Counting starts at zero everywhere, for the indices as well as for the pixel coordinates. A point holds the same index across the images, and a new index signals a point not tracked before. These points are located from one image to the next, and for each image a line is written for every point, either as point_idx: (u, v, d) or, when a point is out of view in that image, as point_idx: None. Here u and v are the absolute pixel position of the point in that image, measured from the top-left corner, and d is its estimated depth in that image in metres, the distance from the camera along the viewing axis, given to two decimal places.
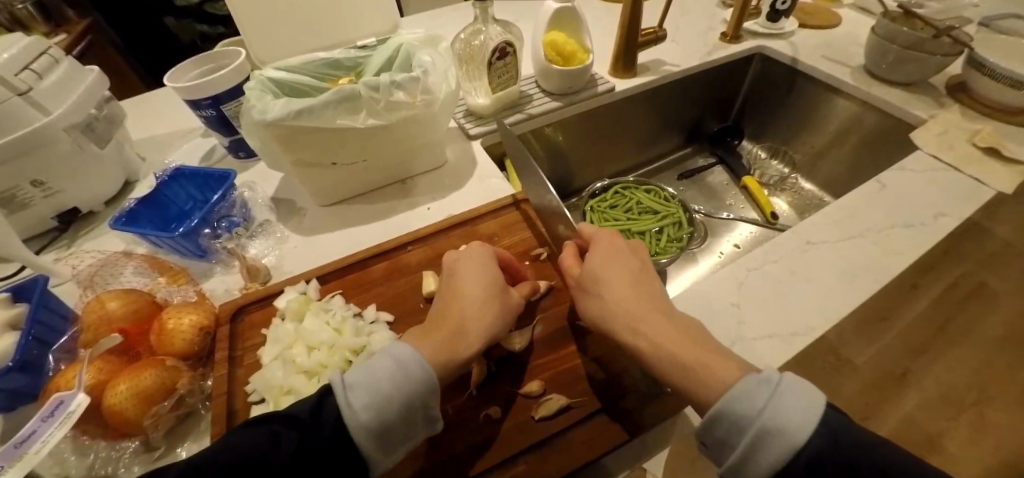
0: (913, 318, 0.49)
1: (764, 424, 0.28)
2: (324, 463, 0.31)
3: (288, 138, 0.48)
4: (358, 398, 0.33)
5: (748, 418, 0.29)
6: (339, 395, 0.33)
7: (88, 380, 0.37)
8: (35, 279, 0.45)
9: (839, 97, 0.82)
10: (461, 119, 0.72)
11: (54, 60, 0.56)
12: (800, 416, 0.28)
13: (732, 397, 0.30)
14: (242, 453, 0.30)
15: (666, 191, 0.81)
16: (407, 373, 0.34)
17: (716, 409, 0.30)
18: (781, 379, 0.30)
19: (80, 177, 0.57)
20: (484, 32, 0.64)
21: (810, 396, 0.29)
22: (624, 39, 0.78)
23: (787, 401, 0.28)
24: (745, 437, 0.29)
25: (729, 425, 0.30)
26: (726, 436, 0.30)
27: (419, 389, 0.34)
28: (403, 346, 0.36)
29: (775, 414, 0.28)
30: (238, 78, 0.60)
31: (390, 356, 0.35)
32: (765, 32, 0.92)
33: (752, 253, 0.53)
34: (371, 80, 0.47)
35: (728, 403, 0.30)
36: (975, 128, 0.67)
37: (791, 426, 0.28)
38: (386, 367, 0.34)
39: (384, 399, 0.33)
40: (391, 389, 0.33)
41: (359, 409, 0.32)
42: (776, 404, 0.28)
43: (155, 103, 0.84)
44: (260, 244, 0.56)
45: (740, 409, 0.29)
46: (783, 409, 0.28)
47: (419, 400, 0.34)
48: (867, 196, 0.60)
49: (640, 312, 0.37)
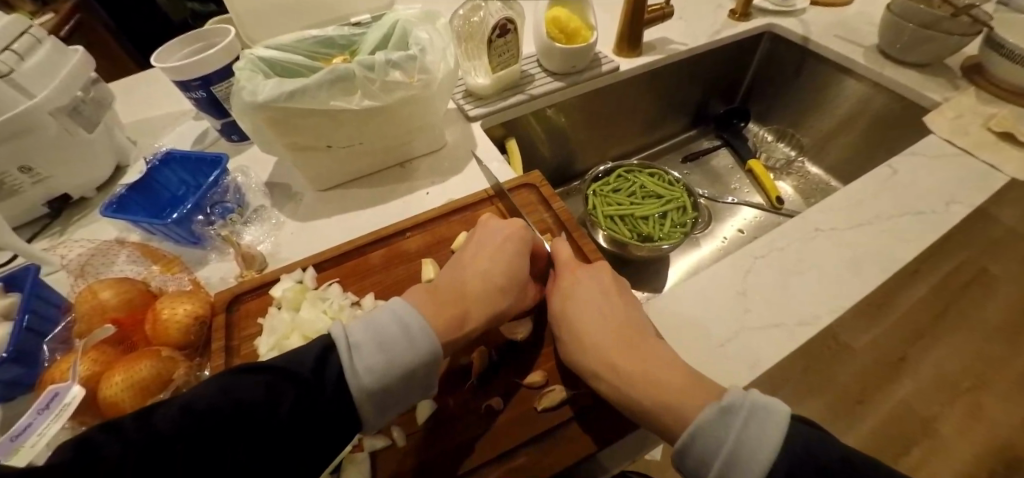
0: (913, 303, 0.53)
1: (735, 450, 0.27)
2: (321, 424, 0.30)
3: (280, 120, 0.47)
4: (363, 360, 0.32)
5: (719, 444, 0.28)
6: (344, 354, 0.32)
7: (83, 371, 0.37)
8: (25, 268, 0.44)
9: (849, 78, 0.79)
10: (460, 100, 0.70)
11: (36, 40, 0.53)
12: (769, 437, 0.27)
13: (701, 427, 0.29)
14: (238, 404, 0.28)
15: (670, 175, 0.79)
16: (414, 343, 0.34)
17: (686, 439, 0.29)
18: (744, 399, 0.29)
19: (68, 162, 0.56)
20: (483, 8, 0.62)
21: (774, 412, 0.28)
22: (629, 17, 0.74)
23: (751, 433, 0.27)
24: (715, 464, 0.28)
25: (702, 453, 0.29)
26: (699, 465, 0.29)
27: (422, 360, 0.34)
28: (410, 310, 0.36)
29: (739, 447, 0.27)
30: (228, 58, 0.58)
31: (397, 320, 0.35)
32: (776, 9, 0.88)
33: (759, 239, 0.52)
34: (365, 59, 0.45)
35: (697, 433, 0.29)
36: (990, 112, 0.65)
37: (761, 450, 0.27)
38: (392, 332, 0.34)
39: (390, 365, 0.32)
40: (397, 356, 0.33)
41: (363, 370, 0.32)
42: (744, 427, 0.28)
43: (146, 84, 0.82)
44: (255, 231, 0.54)
45: (710, 437, 0.28)
46: (750, 435, 0.27)
47: (421, 371, 0.34)
48: (878, 181, 0.58)
49: (624, 349, 0.35)
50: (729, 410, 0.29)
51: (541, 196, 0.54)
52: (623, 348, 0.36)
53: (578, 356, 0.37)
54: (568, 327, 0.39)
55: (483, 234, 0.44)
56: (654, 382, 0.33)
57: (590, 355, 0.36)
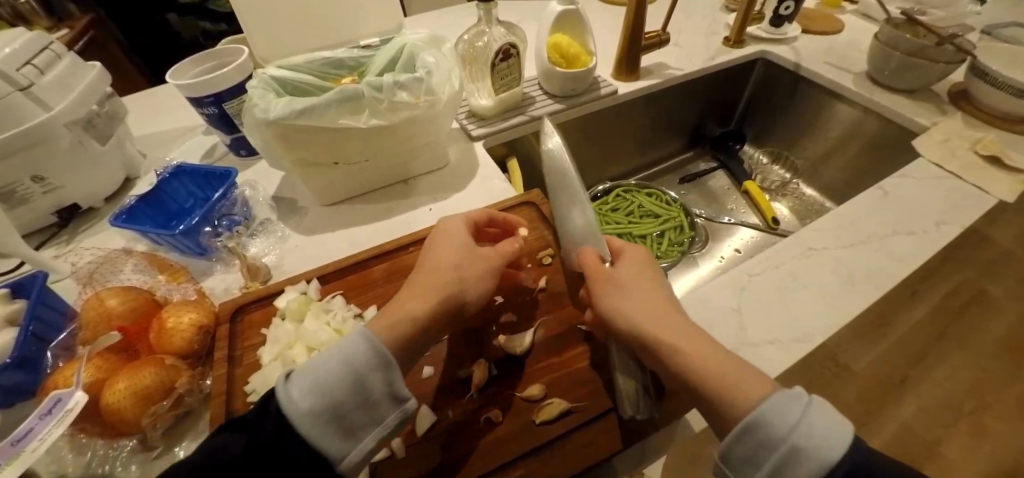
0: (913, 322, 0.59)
1: (791, 452, 0.26)
2: (274, 461, 0.28)
3: (289, 137, 0.48)
4: (297, 386, 0.30)
5: (772, 444, 0.26)
6: (280, 387, 0.30)
7: (87, 378, 0.37)
8: (33, 276, 0.45)
9: (840, 103, 0.82)
10: (463, 120, 0.72)
11: (56, 55, 0.55)
12: (825, 443, 0.25)
13: (756, 421, 0.27)
14: (201, 453, 0.28)
15: (667, 195, 0.84)
16: (349, 355, 0.31)
17: (738, 434, 0.27)
18: (806, 402, 0.27)
19: (80, 173, 0.57)
20: (487, 33, 0.65)
21: (835, 422, 0.26)
22: (627, 42, 0.77)
23: (816, 429, 0.26)
24: (775, 452, 0.26)
25: (761, 441, 0.27)
26: (746, 464, 0.27)
27: (358, 366, 0.31)
28: (347, 334, 0.33)
29: (803, 437, 0.26)
30: (240, 77, 0.60)
31: (334, 345, 0.32)
32: (768, 37, 0.92)
33: (751, 259, 0.53)
34: (374, 80, 0.47)
35: (748, 429, 0.27)
36: (976, 136, 0.67)
37: (825, 448, 0.25)
38: (326, 356, 0.32)
39: (328, 380, 0.30)
40: (332, 372, 0.30)
41: (299, 398, 0.29)
42: (801, 431, 0.26)
43: (159, 98, 0.84)
44: (260, 243, 0.56)
45: (774, 424, 0.27)
46: (815, 432, 0.26)
47: (370, 379, 0.31)
48: (868, 203, 0.60)
49: (678, 336, 0.33)
50: (794, 399, 0.27)
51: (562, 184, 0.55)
52: (676, 334, 0.33)
53: (625, 308, 0.36)
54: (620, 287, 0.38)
55: (443, 230, 0.43)
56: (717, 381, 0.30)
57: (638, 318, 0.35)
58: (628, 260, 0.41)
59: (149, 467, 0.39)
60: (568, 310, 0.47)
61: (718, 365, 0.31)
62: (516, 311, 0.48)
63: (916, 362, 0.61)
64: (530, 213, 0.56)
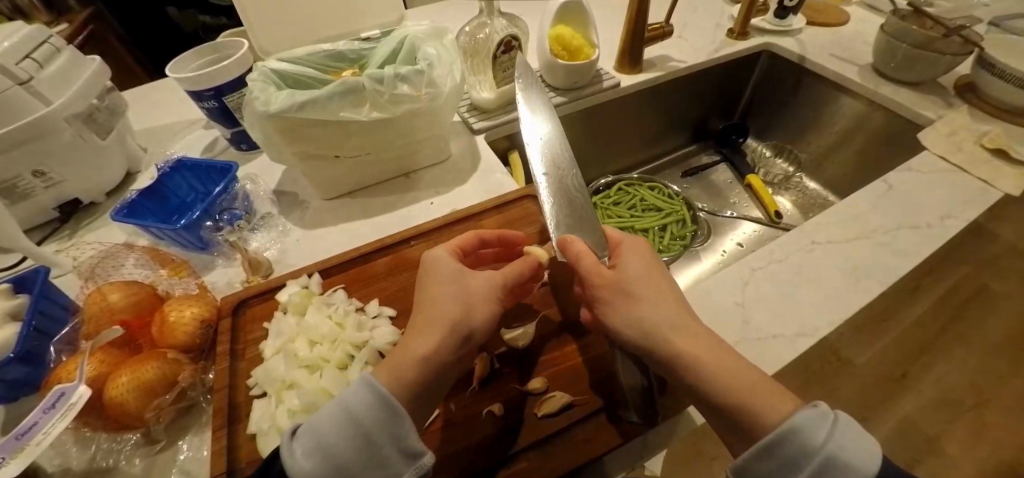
0: (914, 320, 0.54)
1: (828, 459, 0.25)
2: None
3: (290, 130, 0.48)
4: (297, 445, 0.29)
5: (811, 449, 0.26)
6: (282, 447, 0.29)
7: (90, 372, 0.37)
8: (36, 270, 0.45)
9: (846, 95, 0.81)
10: (465, 113, 0.71)
11: (55, 49, 0.55)
12: (861, 454, 0.25)
13: (796, 427, 0.26)
14: None
15: (670, 189, 0.83)
16: (352, 411, 0.30)
17: (776, 438, 0.26)
18: (836, 412, 0.27)
19: (81, 168, 0.57)
20: (489, 25, 0.65)
21: (866, 435, 0.26)
22: (631, 35, 0.77)
23: (849, 440, 0.26)
24: (815, 459, 0.25)
25: (799, 449, 0.26)
26: (776, 471, 0.27)
27: (364, 421, 0.29)
28: (350, 385, 0.32)
29: (841, 446, 0.25)
30: (241, 69, 0.60)
31: (338, 399, 0.31)
32: (773, 29, 0.91)
33: (755, 254, 0.53)
34: (375, 73, 0.47)
35: (788, 433, 0.26)
36: (983, 129, 0.66)
37: (860, 459, 0.25)
38: (327, 412, 0.30)
39: (330, 438, 0.29)
40: (336, 430, 0.29)
41: (299, 457, 0.28)
42: (839, 440, 0.26)
43: (159, 92, 0.84)
44: (262, 237, 0.55)
45: (809, 434, 0.26)
46: (847, 444, 0.26)
47: (378, 436, 0.29)
48: (874, 197, 0.59)
49: (697, 349, 0.32)
50: (826, 411, 0.27)
51: (554, 165, 0.51)
52: (694, 347, 0.32)
53: (645, 310, 0.35)
54: (615, 289, 0.36)
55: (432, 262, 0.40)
56: (740, 390, 0.30)
57: (643, 314, 0.34)
58: (632, 254, 0.39)
59: (151, 460, 0.39)
60: (563, 308, 0.47)
61: (714, 354, 0.32)
62: (519, 306, 0.47)
63: (915, 357, 0.54)
64: (525, 209, 0.56)
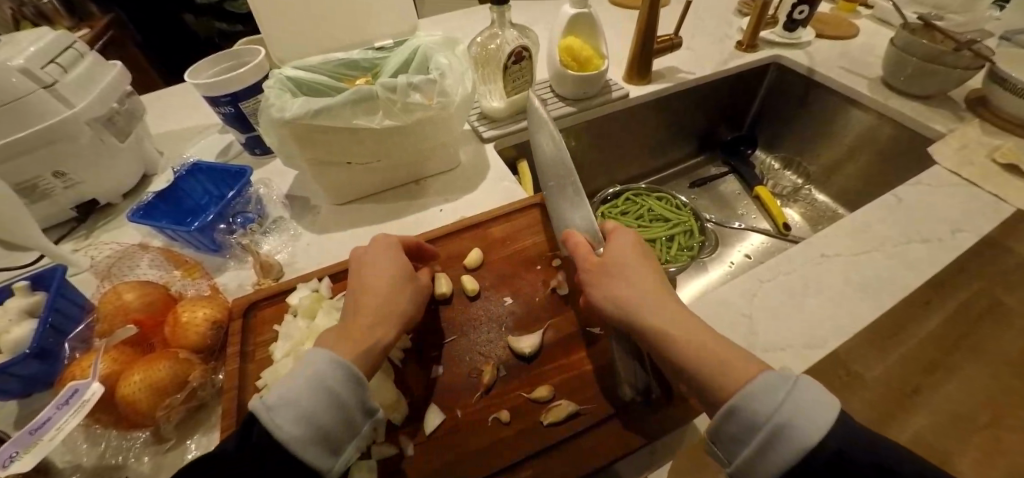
0: (926, 332, 0.47)
1: (786, 415, 0.26)
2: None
3: (305, 136, 0.49)
4: (280, 412, 0.29)
5: (770, 408, 0.27)
6: (260, 415, 0.29)
7: (103, 369, 0.38)
8: (54, 269, 0.46)
9: (855, 109, 0.81)
10: (474, 121, 0.72)
11: (79, 54, 0.56)
12: (820, 407, 0.26)
13: (755, 389, 0.28)
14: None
15: (678, 199, 0.84)
16: (326, 379, 0.31)
17: (738, 399, 0.28)
18: (800, 376, 0.28)
19: (98, 169, 0.58)
20: (500, 36, 0.66)
21: (827, 392, 0.27)
22: (639, 46, 0.77)
23: (806, 396, 0.27)
24: (773, 416, 0.26)
25: (758, 408, 0.27)
26: (743, 430, 0.28)
27: (339, 387, 0.32)
28: (318, 354, 0.33)
29: (798, 404, 0.26)
30: (257, 76, 0.61)
31: (311, 368, 0.32)
32: (782, 42, 0.91)
33: (763, 266, 0.53)
34: (388, 81, 0.47)
35: (747, 394, 0.28)
36: (995, 144, 0.65)
37: (816, 411, 0.26)
38: (302, 380, 0.31)
39: (313, 405, 0.30)
40: (314, 396, 0.31)
41: (285, 424, 0.29)
42: (797, 396, 0.27)
43: (178, 96, 0.86)
44: (273, 241, 0.56)
45: (766, 393, 0.27)
46: (803, 399, 0.26)
47: (350, 399, 0.32)
48: (883, 210, 0.59)
49: (703, 349, 0.31)
50: (785, 376, 0.28)
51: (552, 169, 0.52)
52: (694, 343, 0.32)
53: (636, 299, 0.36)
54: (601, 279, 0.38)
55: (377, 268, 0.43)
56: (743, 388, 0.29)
57: (629, 293, 0.36)
58: (619, 245, 0.40)
59: (161, 458, 0.39)
60: (571, 317, 0.47)
61: (698, 337, 0.32)
62: (528, 314, 0.48)
63: (926, 370, 0.45)
64: (532, 217, 0.56)
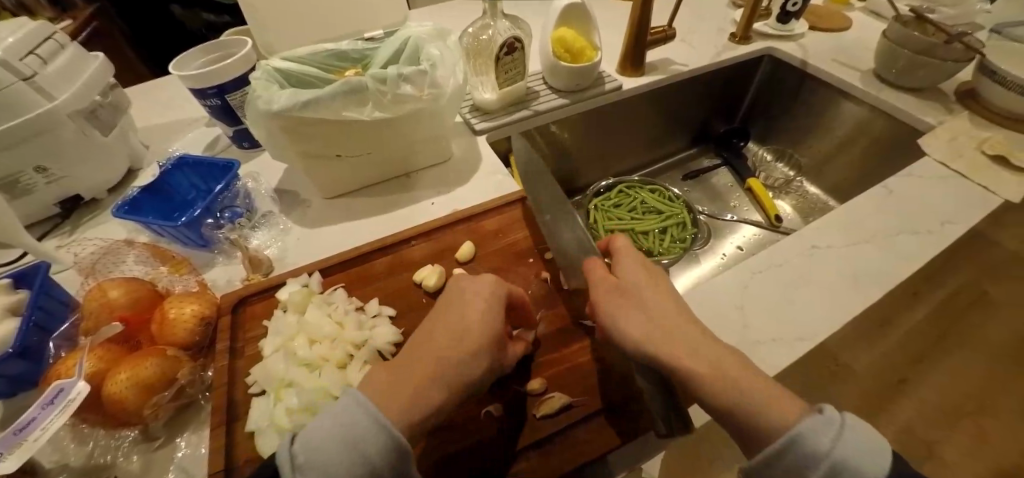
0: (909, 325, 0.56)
1: (838, 463, 0.25)
2: None
3: (293, 129, 0.48)
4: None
5: (821, 452, 0.26)
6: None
7: (88, 368, 0.37)
8: (36, 265, 0.45)
9: (847, 101, 0.81)
10: (467, 113, 0.72)
11: (59, 45, 0.55)
12: (871, 453, 0.25)
13: (805, 432, 0.26)
14: None
15: (671, 191, 0.83)
16: (360, 444, 0.28)
17: (787, 443, 0.26)
18: (845, 415, 0.27)
19: (82, 164, 0.57)
20: (492, 27, 0.65)
21: (878, 434, 0.26)
22: (633, 38, 0.77)
23: (856, 441, 0.26)
24: (825, 462, 0.25)
25: (808, 454, 0.26)
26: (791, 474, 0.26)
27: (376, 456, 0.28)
28: (349, 408, 0.30)
29: (848, 450, 0.25)
30: (243, 68, 0.60)
31: (338, 423, 0.29)
32: (775, 34, 0.91)
33: (755, 257, 0.53)
34: (378, 73, 0.46)
35: (799, 439, 0.26)
36: (983, 136, 0.66)
37: (867, 458, 0.25)
38: (329, 443, 0.28)
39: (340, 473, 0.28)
40: (343, 462, 0.28)
41: None
42: (848, 442, 0.26)
43: (163, 89, 0.84)
44: (262, 236, 0.55)
45: (818, 439, 0.26)
46: (854, 447, 0.25)
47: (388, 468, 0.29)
48: (875, 201, 0.59)
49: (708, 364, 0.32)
50: (834, 418, 0.27)
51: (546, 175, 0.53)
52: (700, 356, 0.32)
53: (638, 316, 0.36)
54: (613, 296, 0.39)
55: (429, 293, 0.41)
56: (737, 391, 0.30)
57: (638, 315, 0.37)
58: (629, 265, 0.41)
59: (150, 456, 0.39)
60: (563, 311, 0.47)
61: (710, 352, 0.33)
62: None
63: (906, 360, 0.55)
64: (525, 210, 0.56)
